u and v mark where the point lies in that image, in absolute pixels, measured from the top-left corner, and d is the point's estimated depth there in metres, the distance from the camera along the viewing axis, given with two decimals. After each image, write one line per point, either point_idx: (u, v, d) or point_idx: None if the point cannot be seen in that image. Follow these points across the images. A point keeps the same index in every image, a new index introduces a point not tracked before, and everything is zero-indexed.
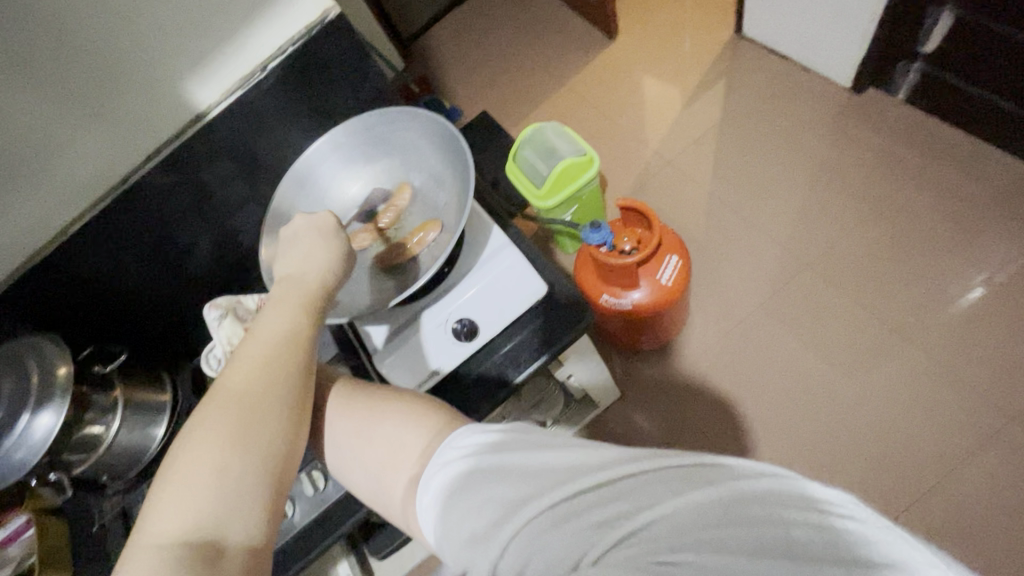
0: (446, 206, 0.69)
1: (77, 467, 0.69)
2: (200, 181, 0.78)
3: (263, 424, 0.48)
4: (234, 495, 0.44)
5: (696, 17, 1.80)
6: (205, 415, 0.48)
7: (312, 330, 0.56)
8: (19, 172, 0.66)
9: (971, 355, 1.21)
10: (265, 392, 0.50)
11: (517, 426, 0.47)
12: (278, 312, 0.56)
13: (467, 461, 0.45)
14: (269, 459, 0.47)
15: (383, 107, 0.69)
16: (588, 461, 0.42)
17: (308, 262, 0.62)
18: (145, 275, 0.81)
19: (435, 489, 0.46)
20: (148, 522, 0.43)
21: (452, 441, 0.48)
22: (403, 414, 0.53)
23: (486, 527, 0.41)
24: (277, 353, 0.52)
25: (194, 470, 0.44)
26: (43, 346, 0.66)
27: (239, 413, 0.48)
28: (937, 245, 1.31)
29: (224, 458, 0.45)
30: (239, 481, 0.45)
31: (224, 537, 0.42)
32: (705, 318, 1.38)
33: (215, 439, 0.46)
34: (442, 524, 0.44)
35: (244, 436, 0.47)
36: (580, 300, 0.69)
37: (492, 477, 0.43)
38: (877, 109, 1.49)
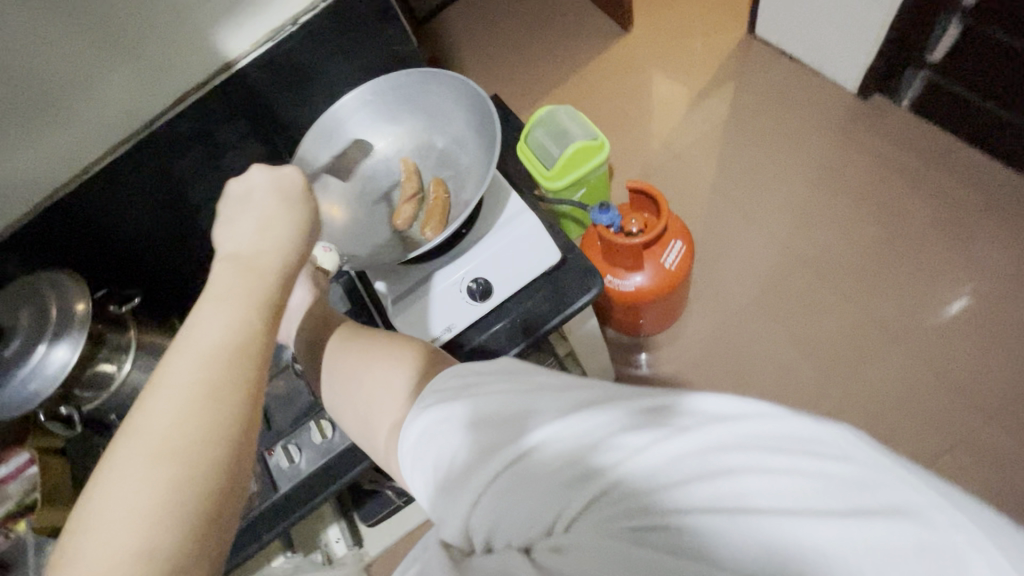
0: (469, 170, 0.71)
1: (87, 404, 0.69)
2: (221, 133, 0.79)
3: (199, 482, 0.38)
4: (156, 573, 0.35)
5: (709, 14, 1.82)
6: (121, 466, 0.38)
7: (262, 340, 0.45)
8: (46, 108, 0.66)
9: (954, 356, 1.25)
10: (200, 433, 0.39)
11: (489, 369, 0.49)
12: (214, 319, 0.45)
13: (445, 405, 0.46)
14: (208, 530, 0.37)
15: (412, 68, 0.70)
16: (563, 404, 0.43)
17: (264, 250, 0.53)
18: (158, 224, 0.81)
19: (410, 435, 0.47)
20: None
21: (431, 386, 0.49)
22: (416, 355, 0.54)
23: (460, 480, 0.42)
24: (215, 374, 0.42)
25: (104, 548, 0.35)
26: (63, 282, 0.67)
27: (166, 466, 0.38)
28: (930, 249, 1.35)
29: (152, 522, 0.36)
30: (172, 562, 0.35)
31: None
32: (702, 308, 1.41)
33: (136, 499, 0.36)
34: (419, 470, 0.46)
35: (178, 489, 0.37)
36: (588, 267, 0.71)
37: (466, 426, 0.44)
38: (880, 114, 1.53)
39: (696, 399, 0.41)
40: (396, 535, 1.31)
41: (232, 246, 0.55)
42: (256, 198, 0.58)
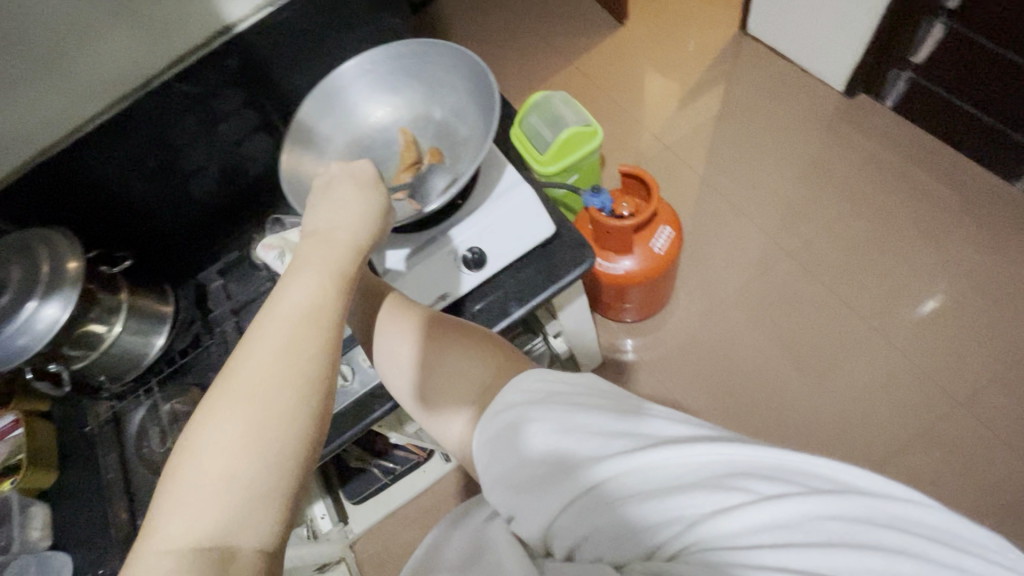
0: (466, 140, 0.71)
1: (77, 363, 0.69)
2: (218, 99, 0.79)
3: (280, 425, 0.42)
4: (249, 499, 0.39)
5: (702, 10, 1.85)
6: (214, 402, 0.42)
7: (338, 305, 0.49)
8: (42, 63, 0.65)
9: (928, 347, 1.30)
10: (283, 381, 0.43)
11: (573, 384, 0.56)
12: (303, 282, 0.49)
13: (535, 411, 0.53)
14: (285, 467, 0.41)
15: (413, 38, 0.71)
16: (659, 437, 0.49)
17: (342, 225, 0.56)
18: (152, 190, 0.81)
19: (504, 428, 0.53)
20: (153, 527, 0.39)
21: (524, 388, 0.55)
22: (473, 341, 0.61)
23: (557, 483, 0.48)
24: (297, 331, 0.45)
25: (202, 474, 0.40)
26: (55, 240, 0.66)
27: (251, 406, 0.42)
28: (908, 244, 1.40)
29: (236, 454, 0.40)
30: (252, 489, 0.40)
31: (235, 543, 0.39)
32: (688, 296, 1.44)
33: (231, 433, 0.41)
34: (502, 468, 0.52)
35: (261, 428, 0.41)
36: (581, 243, 0.73)
37: (566, 435, 0.50)
38: (865, 113, 1.57)
39: (797, 461, 0.46)
40: (382, 513, 1.32)
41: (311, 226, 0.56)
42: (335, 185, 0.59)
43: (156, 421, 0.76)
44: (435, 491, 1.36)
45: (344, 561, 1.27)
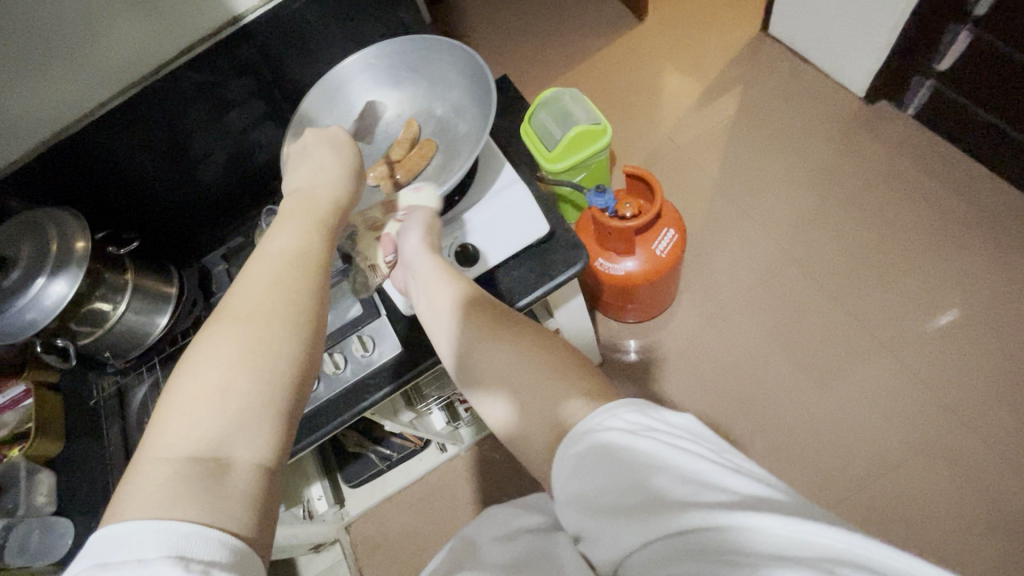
0: (465, 137, 0.72)
1: (83, 339, 0.72)
2: (226, 87, 0.80)
3: (271, 345, 0.47)
4: (242, 411, 0.44)
5: (724, 10, 1.82)
6: (214, 329, 0.47)
7: (322, 250, 0.55)
8: (56, 50, 0.68)
9: (935, 362, 1.27)
10: (272, 312, 0.48)
11: (688, 426, 0.46)
12: (289, 229, 0.56)
13: (628, 438, 0.45)
14: (275, 383, 0.46)
15: (415, 34, 0.72)
16: (769, 500, 0.39)
17: (322, 185, 0.62)
18: (161, 175, 0.83)
19: (582, 446, 0.46)
20: (154, 437, 0.43)
21: (615, 410, 0.47)
22: (527, 337, 0.56)
23: (632, 515, 0.41)
24: (286, 270, 0.52)
25: (200, 387, 0.44)
26: (64, 220, 0.69)
27: (245, 330, 0.47)
28: (921, 257, 1.37)
29: (231, 370, 0.45)
30: (244, 403, 0.44)
31: (229, 453, 0.42)
32: (692, 298, 1.43)
33: (228, 352, 0.46)
34: (575, 485, 0.45)
35: (255, 347, 0.46)
36: (574, 243, 0.74)
37: (652, 468, 0.42)
38: (885, 120, 1.53)
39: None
40: (378, 498, 1.34)
41: (297, 186, 0.62)
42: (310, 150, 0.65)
43: None
44: (430, 480, 1.38)
45: (339, 542, 1.33)
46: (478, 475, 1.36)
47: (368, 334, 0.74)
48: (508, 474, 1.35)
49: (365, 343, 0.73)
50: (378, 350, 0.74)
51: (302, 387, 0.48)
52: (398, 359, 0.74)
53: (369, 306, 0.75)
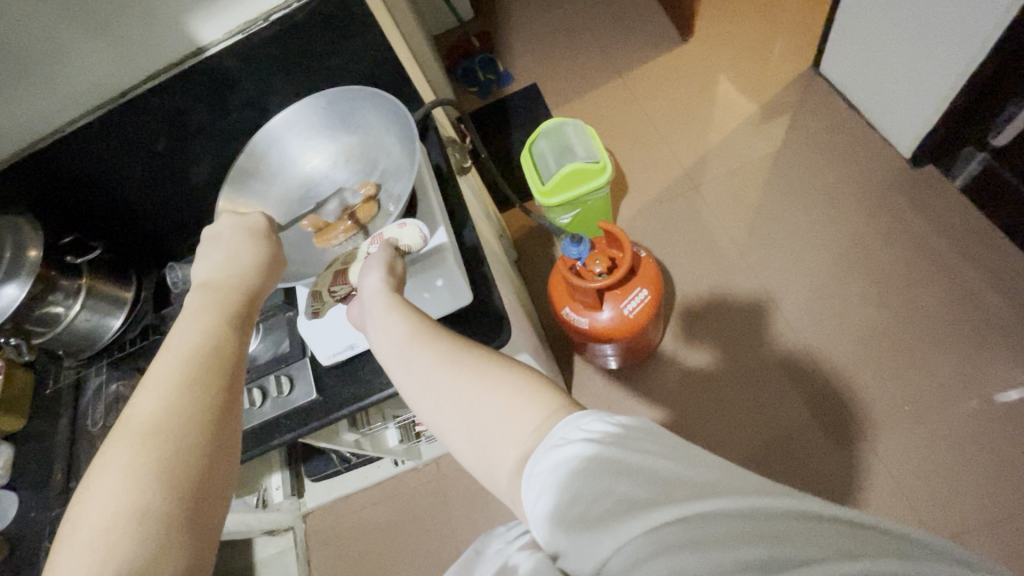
0: (397, 197, 0.70)
1: (37, 337, 0.77)
2: (195, 111, 0.82)
3: (179, 454, 0.47)
4: (160, 522, 0.44)
5: (777, 42, 1.71)
6: (116, 446, 0.48)
7: (234, 342, 0.57)
8: (29, 70, 0.73)
9: (923, 470, 1.14)
10: (181, 421, 0.49)
11: (649, 425, 0.41)
12: (195, 325, 0.56)
13: (591, 448, 0.40)
14: (184, 486, 0.46)
15: (362, 87, 0.74)
16: (732, 480, 0.36)
17: (231, 274, 0.61)
18: (137, 183, 0.88)
19: (548, 464, 0.41)
20: (63, 563, 0.42)
21: (574, 421, 0.42)
22: (494, 364, 0.52)
23: (602, 523, 0.37)
24: (193, 371, 0.52)
25: (111, 502, 0.44)
26: (23, 228, 0.74)
27: (150, 439, 0.47)
28: (933, 349, 1.24)
29: (140, 486, 0.45)
30: (161, 513, 0.44)
31: (153, 565, 0.42)
32: (675, 351, 1.37)
33: (134, 469, 0.46)
34: (542, 500, 0.40)
35: (164, 457, 0.47)
36: (500, 316, 0.74)
37: (616, 472, 0.38)
38: (927, 189, 1.40)
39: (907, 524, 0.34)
40: (333, 495, 1.41)
41: (204, 276, 0.62)
42: (224, 236, 0.65)
43: (99, 399, 0.83)
44: (383, 488, 1.42)
45: (293, 529, 1.38)
46: (427, 493, 1.38)
47: (288, 374, 0.75)
48: (459, 496, 1.36)
49: (282, 384, 0.74)
50: (296, 390, 0.74)
51: (212, 491, 0.47)
52: (311, 405, 0.74)
53: (296, 346, 0.76)
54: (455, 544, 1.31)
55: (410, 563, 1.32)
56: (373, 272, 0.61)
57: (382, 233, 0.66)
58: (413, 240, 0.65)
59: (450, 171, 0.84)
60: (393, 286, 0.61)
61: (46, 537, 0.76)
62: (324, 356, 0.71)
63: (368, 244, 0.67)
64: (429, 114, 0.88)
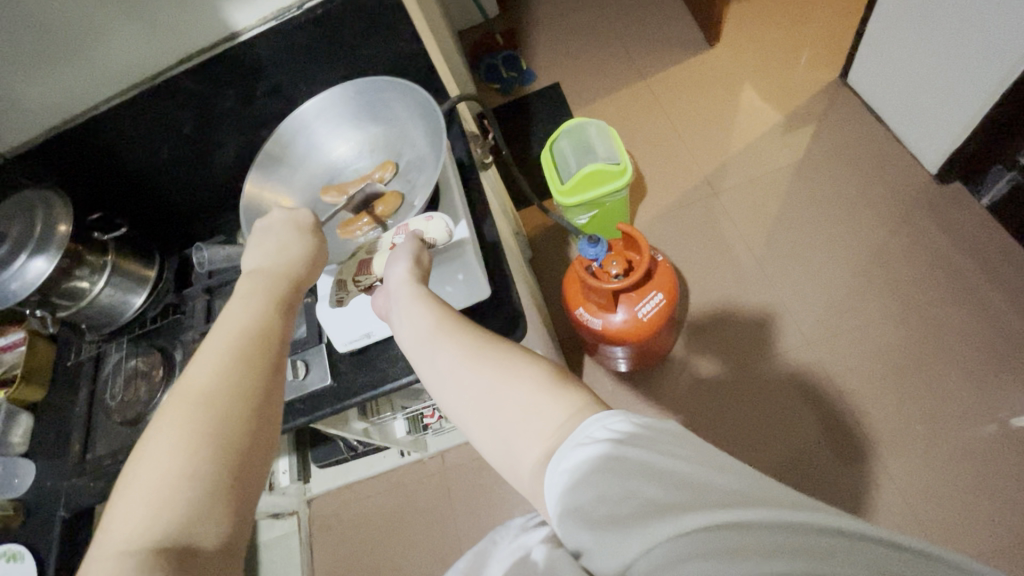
0: (420, 187, 0.70)
1: (62, 311, 0.79)
2: (225, 94, 0.83)
3: (223, 426, 0.48)
4: (203, 496, 0.44)
5: (805, 50, 1.69)
6: (166, 415, 0.49)
7: (278, 321, 0.58)
8: (68, 49, 0.75)
9: (934, 490, 1.13)
10: (226, 395, 0.50)
11: (675, 429, 0.42)
12: (245, 305, 0.58)
13: (616, 447, 0.40)
14: (225, 459, 0.47)
15: (391, 78, 0.74)
16: (760, 491, 0.36)
17: (283, 261, 0.63)
18: (165, 164, 0.89)
19: (572, 461, 0.42)
20: (108, 533, 0.44)
21: (598, 420, 0.43)
22: (519, 358, 0.52)
23: (626, 521, 0.36)
24: (241, 349, 0.53)
25: (156, 473, 0.45)
26: (54, 202, 0.76)
27: (197, 410, 0.48)
28: (951, 368, 1.22)
29: (182, 457, 0.46)
30: (204, 486, 0.45)
31: (193, 539, 0.42)
32: (686, 357, 1.36)
33: (178, 441, 0.47)
34: (567, 497, 0.40)
35: (210, 429, 0.48)
36: (516, 311, 0.74)
37: (641, 472, 0.38)
38: (952, 206, 1.37)
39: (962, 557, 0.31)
40: (339, 483, 1.42)
41: (254, 265, 0.63)
42: (273, 229, 0.66)
43: (117, 374, 0.84)
44: (388, 478, 1.43)
45: (297, 514, 1.40)
46: (432, 486, 1.38)
47: (304, 358, 0.75)
48: (462, 491, 1.36)
49: (297, 368, 0.74)
50: (310, 375, 0.75)
51: (250, 464, 0.48)
52: (324, 390, 0.74)
53: (314, 332, 0.77)
54: (456, 538, 1.32)
55: (411, 553, 1.33)
56: (401, 262, 0.62)
57: (408, 224, 0.67)
58: (439, 234, 0.66)
59: (472, 165, 0.84)
60: (418, 276, 0.62)
61: (61, 505, 0.78)
62: (340, 343, 0.71)
63: (394, 235, 0.67)
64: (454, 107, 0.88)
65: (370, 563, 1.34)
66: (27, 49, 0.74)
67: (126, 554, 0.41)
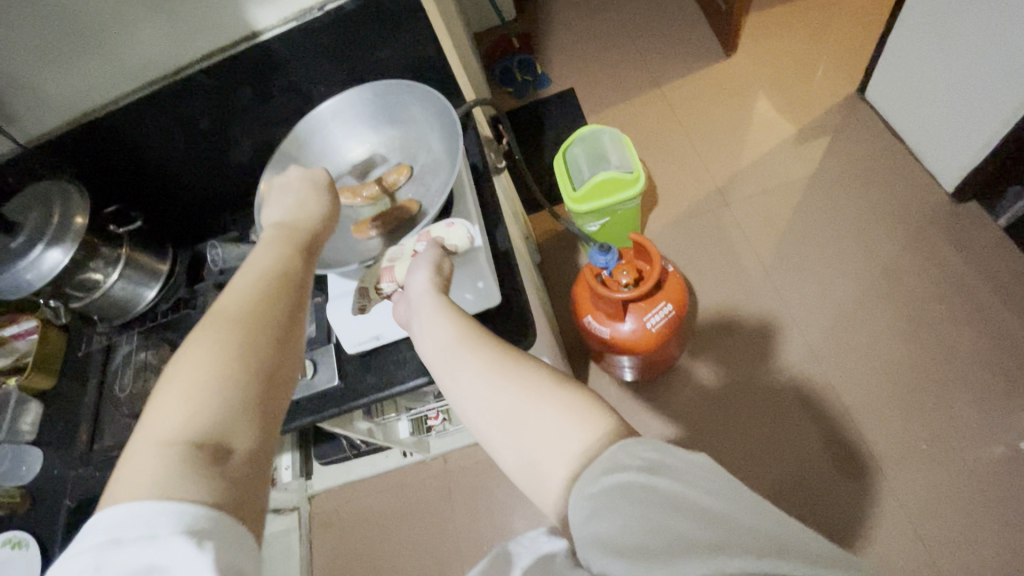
0: (435, 193, 0.71)
1: (75, 301, 0.80)
2: (244, 92, 0.84)
3: (256, 343, 0.49)
4: (239, 406, 0.45)
5: (822, 63, 1.68)
6: (201, 328, 0.49)
7: (302, 268, 0.58)
8: (91, 43, 0.75)
9: (940, 513, 1.11)
10: (259, 318, 0.50)
11: (704, 461, 0.42)
12: (270, 250, 0.58)
13: (648, 478, 0.40)
14: (259, 374, 0.47)
15: (407, 81, 0.74)
16: (788, 538, 0.36)
17: (301, 217, 0.63)
18: (182, 158, 0.90)
19: (601, 487, 0.41)
20: (145, 430, 0.44)
21: (627, 447, 0.43)
22: (545, 376, 0.51)
23: (657, 557, 0.36)
24: (272, 282, 0.54)
25: (193, 381, 0.45)
26: (71, 194, 0.76)
27: (232, 329, 0.49)
28: (961, 390, 1.21)
29: (221, 364, 0.46)
30: (239, 395, 0.45)
31: (229, 443, 0.43)
32: (692, 368, 1.36)
33: (216, 349, 0.47)
34: (594, 522, 0.40)
35: (245, 344, 0.48)
36: (525, 318, 0.74)
37: (673, 507, 0.38)
38: (968, 226, 1.36)
39: None
40: (340, 480, 1.42)
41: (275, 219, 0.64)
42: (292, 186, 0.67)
43: (128, 366, 0.85)
44: (389, 478, 1.43)
45: (298, 510, 1.40)
46: (432, 487, 1.38)
47: (312, 358, 0.76)
48: (463, 493, 1.36)
49: (305, 367, 0.75)
50: (317, 374, 0.75)
51: (280, 388, 0.49)
52: (331, 390, 0.74)
53: (322, 332, 0.77)
54: (455, 540, 1.32)
55: (409, 554, 1.33)
56: (422, 272, 0.62)
57: (429, 231, 0.67)
58: (460, 240, 0.67)
59: (485, 170, 0.84)
60: (439, 285, 0.62)
61: (66, 495, 0.79)
62: (349, 343, 0.72)
63: (415, 241, 0.67)
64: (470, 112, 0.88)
65: (368, 563, 1.34)
66: (50, 42, 0.74)
67: (166, 448, 0.42)
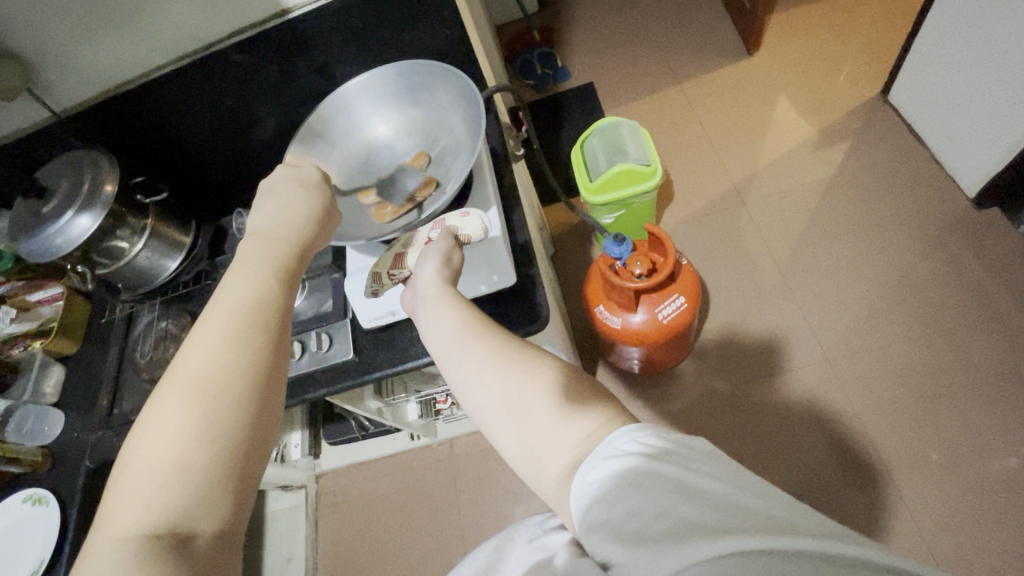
0: (453, 173, 0.72)
1: (100, 267, 0.82)
2: (270, 70, 0.85)
3: (222, 409, 0.47)
4: (202, 485, 0.45)
5: (847, 64, 1.66)
6: (166, 391, 0.49)
7: (280, 300, 0.56)
8: (125, 17, 0.77)
9: (948, 520, 1.10)
10: (226, 377, 0.49)
11: (704, 447, 0.43)
12: (247, 278, 0.56)
13: (646, 461, 0.41)
14: (224, 444, 0.46)
15: (433, 63, 0.75)
16: (791, 517, 0.35)
17: (287, 227, 0.61)
18: (207, 134, 0.92)
19: (602, 474, 0.42)
20: (113, 509, 0.44)
21: (625, 435, 0.44)
22: (548, 366, 0.52)
23: (657, 538, 0.36)
24: (241, 329, 0.52)
25: (161, 457, 0.45)
26: (102, 164, 0.78)
27: (198, 394, 0.48)
28: (974, 397, 1.20)
29: (183, 443, 0.46)
30: (201, 475, 0.45)
31: (192, 525, 0.43)
32: (700, 365, 1.36)
33: (180, 421, 0.47)
34: (597, 509, 0.41)
35: (208, 414, 0.47)
36: (539, 301, 0.75)
37: (672, 490, 0.39)
38: (989, 232, 1.34)
39: None
40: (348, 461, 1.45)
41: (256, 226, 0.62)
42: (280, 188, 0.65)
43: (149, 334, 0.87)
44: (396, 461, 1.44)
45: (305, 488, 1.43)
46: (438, 472, 1.40)
47: (327, 332, 0.77)
48: (469, 479, 1.37)
49: (321, 340, 0.76)
50: (333, 348, 0.76)
51: (252, 447, 0.48)
52: (345, 364, 0.76)
53: (339, 306, 0.78)
54: (459, 525, 1.33)
55: (413, 537, 1.34)
56: (430, 261, 0.63)
57: (444, 220, 0.68)
58: (474, 231, 0.68)
59: (506, 154, 0.85)
60: (447, 276, 0.63)
61: (85, 457, 0.81)
62: (367, 318, 0.73)
63: (430, 229, 0.68)
64: (492, 97, 0.89)
65: (372, 543, 1.36)
66: (86, 15, 0.76)
67: (128, 537, 0.42)
